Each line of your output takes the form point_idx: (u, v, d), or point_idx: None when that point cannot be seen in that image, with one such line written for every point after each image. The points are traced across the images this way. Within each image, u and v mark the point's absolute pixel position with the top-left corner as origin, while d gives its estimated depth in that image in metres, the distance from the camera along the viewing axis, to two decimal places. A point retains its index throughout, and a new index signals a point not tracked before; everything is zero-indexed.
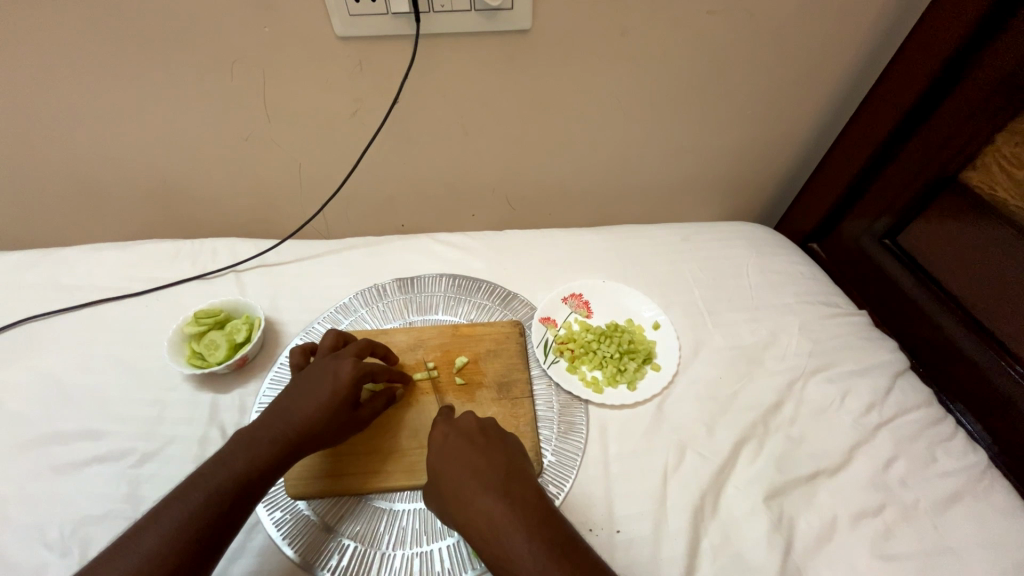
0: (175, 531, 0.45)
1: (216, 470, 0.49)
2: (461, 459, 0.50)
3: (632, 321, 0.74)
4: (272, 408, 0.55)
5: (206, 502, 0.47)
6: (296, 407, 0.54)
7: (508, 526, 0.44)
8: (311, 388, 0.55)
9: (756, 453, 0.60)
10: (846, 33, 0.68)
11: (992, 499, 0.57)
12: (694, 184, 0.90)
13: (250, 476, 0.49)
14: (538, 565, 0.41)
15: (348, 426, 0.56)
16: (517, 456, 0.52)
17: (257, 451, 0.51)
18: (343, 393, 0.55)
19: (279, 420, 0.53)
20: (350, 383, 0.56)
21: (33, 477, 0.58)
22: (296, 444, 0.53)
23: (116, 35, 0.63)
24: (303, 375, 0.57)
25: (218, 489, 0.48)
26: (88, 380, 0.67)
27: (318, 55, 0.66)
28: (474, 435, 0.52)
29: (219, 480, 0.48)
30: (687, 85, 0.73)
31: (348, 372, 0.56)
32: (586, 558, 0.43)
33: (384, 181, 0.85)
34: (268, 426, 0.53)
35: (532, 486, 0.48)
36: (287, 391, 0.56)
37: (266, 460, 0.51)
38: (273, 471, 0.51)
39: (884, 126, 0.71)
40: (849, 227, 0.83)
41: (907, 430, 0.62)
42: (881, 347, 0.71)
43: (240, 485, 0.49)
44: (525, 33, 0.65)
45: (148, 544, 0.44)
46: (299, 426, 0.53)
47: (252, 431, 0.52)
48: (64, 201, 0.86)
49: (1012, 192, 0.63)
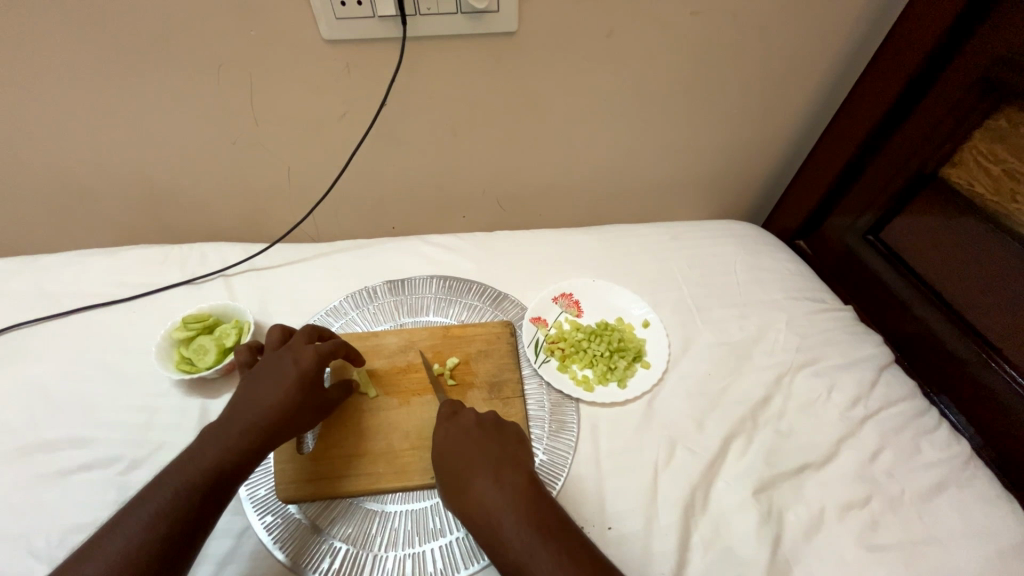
0: (142, 530, 0.44)
1: (181, 467, 0.48)
2: (457, 451, 0.51)
3: (621, 319, 0.75)
4: (233, 404, 0.54)
5: (173, 498, 0.46)
6: (262, 397, 0.54)
7: (499, 509, 0.45)
8: (271, 378, 0.55)
9: (745, 448, 0.61)
10: (827, 31, 0.69)
11: (977, 488, 0.58)
12: (683, 183, 0.91)
13: (221, 468, 0.49)
14: (527, 548, 0.42)
15: (319, 406, 0.57)
16: (513, 444, 0.52)
17: (229, 443, 0.51)
18: (309, 375, 0.56)
19: (247, 412, 0.53)
20: (313, 365, 0.56)
21: (19, 485, 0.58)
22: (270, 431, 0.53)
23: (99, 40, 0.62)
24: (259, 370, 0.57)
25: (188, 484, 0.47)
26: (75, 387, 0.66)
27: (306, 59, 0.66)
28: (469, 430, 0.53)
29: (185, 475, 0.48)
30: (673, 85, 0.74)
31: (309, 355, 0.57)
32: (578, 541, 0.43)
33: (373, 184, 0.85)
34: (236, 420, 0.52)
35: (525, 470, 0.49)
36: (245, 387, 0.55)
37: (238, 452, 0.50)
38: (248, 461, 0.51)
39: (866, 124, 0.72)
40: (834, 224, 0.84)
41: (892, 422, 0.63)
42: (866, 340, 0.72)
43: (206, 479, 0.48)
44: (512, 35, 0.65)
45: (114, 545, 0.43)
46: (270, 413, 0.53)
47: (219, 427, 0.52)
48: (50, 207, 0.86)
49: (990, 187, 0.64)
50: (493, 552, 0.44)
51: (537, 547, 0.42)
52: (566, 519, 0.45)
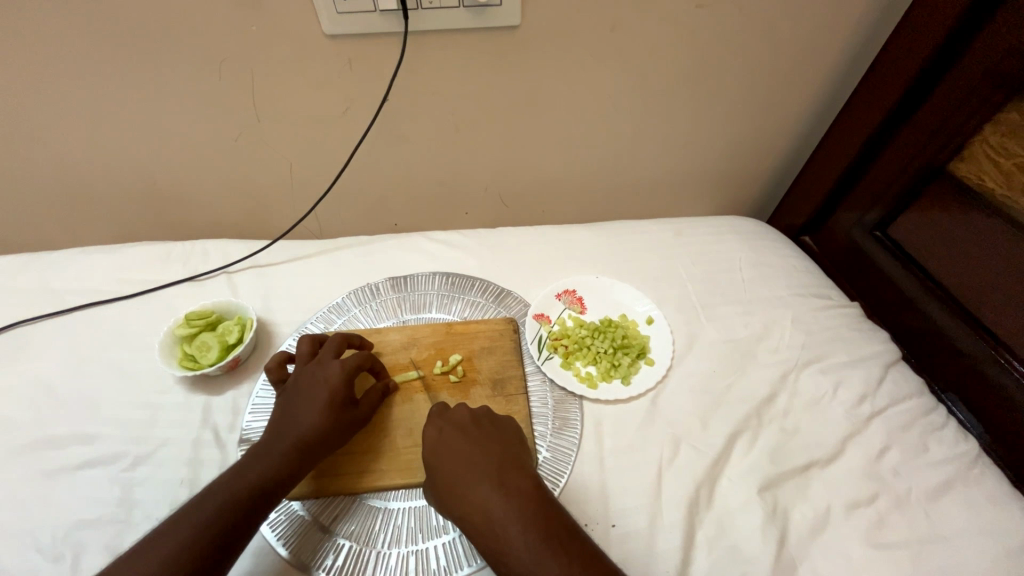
0: (191, 534, 0.45)
1: (231, 480, 0.49)
2: (454, 452, 0.50)
3: (625, 316, 0.74)
4: (274, 425, 0.55)
5: (221, 509, 0.47)
6: (298, 418, 0.54)
7: (504, 517, 0.44)
8: (306, 397, 0.56)
9: (750, 445, 0.60)
10: (835, 24, 0.68)
11: (984, 486, 0.58)
12: (687, 178, 0.90)
13: (267, 484, 0.50)
14: (534, 557, 0.42)
15: (354, 424, 0.57)
16: (513, 445, 0.52)
17: (273, 464, 0.51)
18: (338, 394, 0.56)
19: (286, 433, 0.54)
20: (342, 382, 0.56)
21: (25, 482, 0.58)
22: (306, 450, 0.53)
23: (99, 36, 0.62)
24: (293, 390, 0.57)
25: (233, 496, 0.48)
26: (79, 384, 0.67)
27: (307, 54, 0.66)
28: (471, 429, 0.52)
29: (234, 489, 0.49)
30: (677, 79, 0.73)
31: (337, 373, 0.57)
32: (586, 548, 0.43)
33: (375, 180, 0.85)
34: (276, 441, 0.53)
35: (529, 474, 0.49)
36: (283, 406, 0.56)
37: (280, 472, 0.51)
38: (291, 479, 0.52)
39: (874, 117, 0.71)
40: (840, 219, 0.83)
41: (900, 420, 0.63)
42: (873, 338, 0.71)
43: (253, 492, 0.49)
44: (515, 29, 0.65)
45: (165, 549, 0.44)
46: (306, 433, 0.54)
47: (261, 448, 0.53)
48: (53, 204, 0.86)
49: (1000, 182, 0.63)
50: (495, 559, 0.44)
51: (544, 556, 0.42)
52: (572, 526, 0.45)
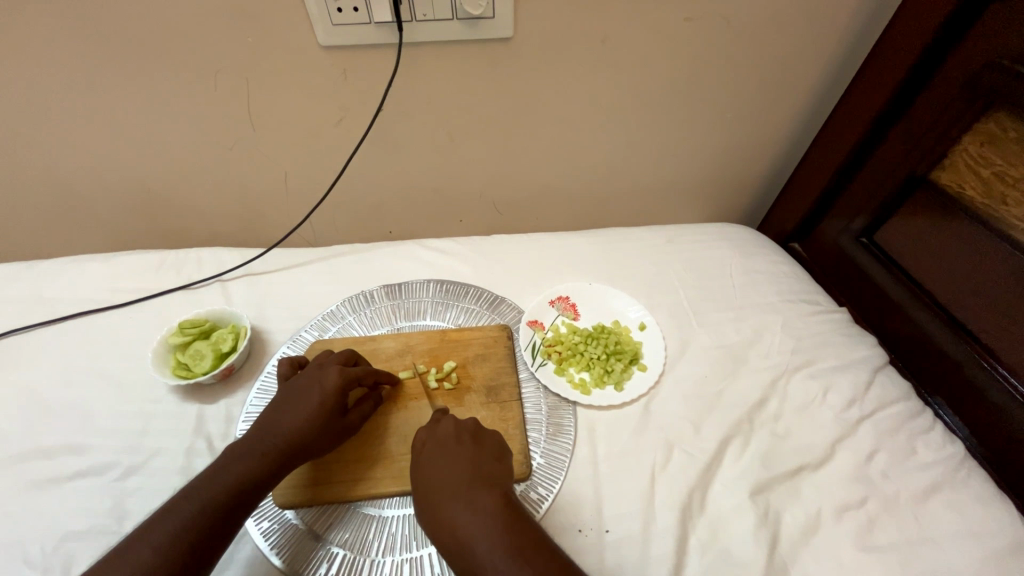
0: (169, 539, 0.45)
1: (208, 482, 0.49)
2: (436, 469, 0.50)
3: (618, 322, 0.75)
4: (261, 421, 0.55)
5: (199, 511, 0.47)
6: (287, 418, 0.55)
7: (475, 532, 0.43)
8: (298, 399, 0.56)
9: (742, 450, 0.61)
10: (819, 36, 0.70)
11: (970, 488, 0.59)
12: (679, 187, 0.91)
13: (243, 488, 0.50)
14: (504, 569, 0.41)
15: (339, 434, 0.57)
16: (493, 464, 0.51)
17: (250, 464, 0.51)
18: (330, 401, 0.56)
19: (271, 432, 0.54)
20: (336, 390, 0.57)
21: (14, 493, 0.57)
22: (286, 455, 0.53)
23: (95, 47, 0.63)
24: (289, 389, 0.58)
25: (212, 499, 0.48)
26: (71, 394, 0.66)
27: (302, 64, 0.66)
28: (446, 442, 0.52)
29: (214, 491, 0.48)
30: (667, 89, 0.74)
31: (334, 380, 0.57)
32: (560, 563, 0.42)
33: (369, 188, 0.85)
34: (260, 439, 0.53)
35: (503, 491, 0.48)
36: (275, 404, 0.57)
37: (259, 473, 0.51)
38: (267, 481, 0.51)
39: (859, 127, 0.73)
40: (828, 227, 0.85)
41: (888, 423, 0.64)
42: (860, 342, 0.72)
43: (231, 496, 0.49)
44: (508, 41, 0.66)
45: (139, 555, 0.43)
46: (291, 435, 0.54)
47: (243, 444, 0.53)
48: (45, 213, 0.85)
49: (980, 190, 0.65)
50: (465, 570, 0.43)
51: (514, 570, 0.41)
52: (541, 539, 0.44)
